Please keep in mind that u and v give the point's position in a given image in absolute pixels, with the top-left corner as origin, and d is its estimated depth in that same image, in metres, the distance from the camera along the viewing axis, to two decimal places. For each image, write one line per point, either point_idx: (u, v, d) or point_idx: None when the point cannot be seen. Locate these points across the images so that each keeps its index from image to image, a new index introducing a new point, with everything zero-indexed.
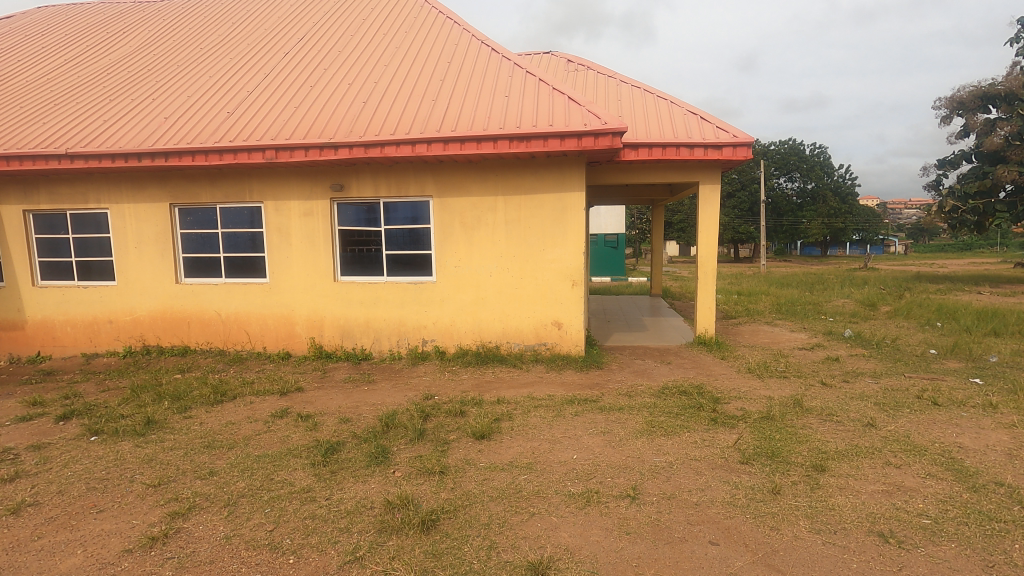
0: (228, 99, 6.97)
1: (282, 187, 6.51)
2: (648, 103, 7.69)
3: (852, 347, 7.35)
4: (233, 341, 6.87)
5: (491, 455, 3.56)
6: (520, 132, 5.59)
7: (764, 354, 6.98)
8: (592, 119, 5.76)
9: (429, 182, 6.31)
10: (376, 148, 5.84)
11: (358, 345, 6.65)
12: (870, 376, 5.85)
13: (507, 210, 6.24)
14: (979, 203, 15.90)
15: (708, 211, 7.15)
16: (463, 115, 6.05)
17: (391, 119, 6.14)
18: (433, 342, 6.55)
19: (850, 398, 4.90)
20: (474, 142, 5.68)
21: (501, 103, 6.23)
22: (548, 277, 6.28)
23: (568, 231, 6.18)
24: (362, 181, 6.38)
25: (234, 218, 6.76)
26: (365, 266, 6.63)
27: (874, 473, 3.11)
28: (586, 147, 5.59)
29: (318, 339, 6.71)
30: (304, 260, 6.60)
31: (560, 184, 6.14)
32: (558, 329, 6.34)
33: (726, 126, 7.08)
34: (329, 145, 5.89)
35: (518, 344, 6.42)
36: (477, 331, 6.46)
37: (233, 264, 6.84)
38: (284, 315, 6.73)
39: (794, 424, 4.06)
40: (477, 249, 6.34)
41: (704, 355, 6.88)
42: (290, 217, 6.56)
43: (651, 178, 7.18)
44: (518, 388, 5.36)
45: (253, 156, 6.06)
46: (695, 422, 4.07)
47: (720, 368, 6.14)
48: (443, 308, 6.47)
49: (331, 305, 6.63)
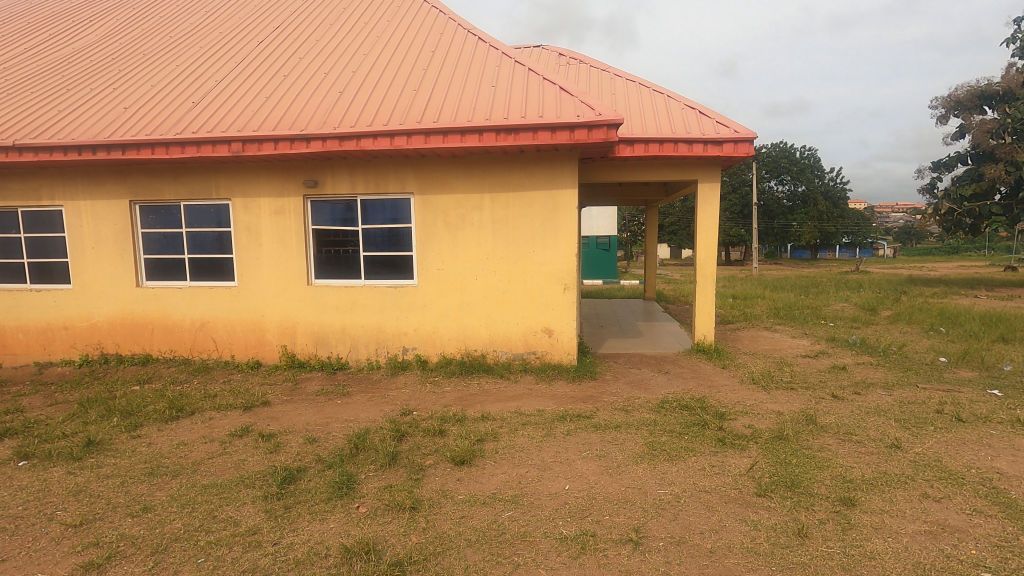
0: (194, 88, 6.48)
1: (251, 183, 6.04)
2: (643, 97, 7.29)
3: (857, 354, 7.00)
4: (199, 349, 6.36)
5: (471, 486, 3.11)
6: (507, 124, 5.16)
7: (767, 362, 6.60)
8: (584, 109, 5.33)
9: (410, 178, 5.85)
10: (352, 140, 5.40)
11: (334, 353, 6.18)
12: (881, 388, 5.47)
13: (494, 208, 5.81)
14: (974, 206, 15.72)
15: (707, 211, 6.76)
16: (446, 106, 5.61)
17: (368, 110, 5.68)
18: (414, 350, 6.09)
19: (865, 413, 4.50)
20: (458, 134, 5.26)
21: (487, 93, 5.78)
22: (538, 281, 5.84)
23: (560, 232, 5.76)
24: (337, 177, 5.92)
25: (200, 216, 6.26)
26: (341, 269, 6.17)
27: (911, 508, 2.70)
28: (579, 140, 5.17)
29: (290, 347, 6.23)
30: (275, 262, 6.13)
31: (551, 180, 5.71)
32: (549, 336, 5.90)
33: (726, 121, 6.69)
34: (301, 137, 5.44)
35: (505, 353, 5.98)
36: (461, 338, 6.01)
37: (199, 265, 6.35)
38: (253, 321, 6.24)
39: (811, 445, 3.66)
40: (461, 250, 5.89)
41: (703, 363, 6.48)
42: (260, 216, 6.08)
43: (648, 176, 6.79)
44: (504, 402, 4.91)
45: (218, 149, 5.59)
46: (701, 443, 3.66)
47: (722, 379, 5.74)
48: (425, 314, 6.01)
49: (304, 310, 6.15)
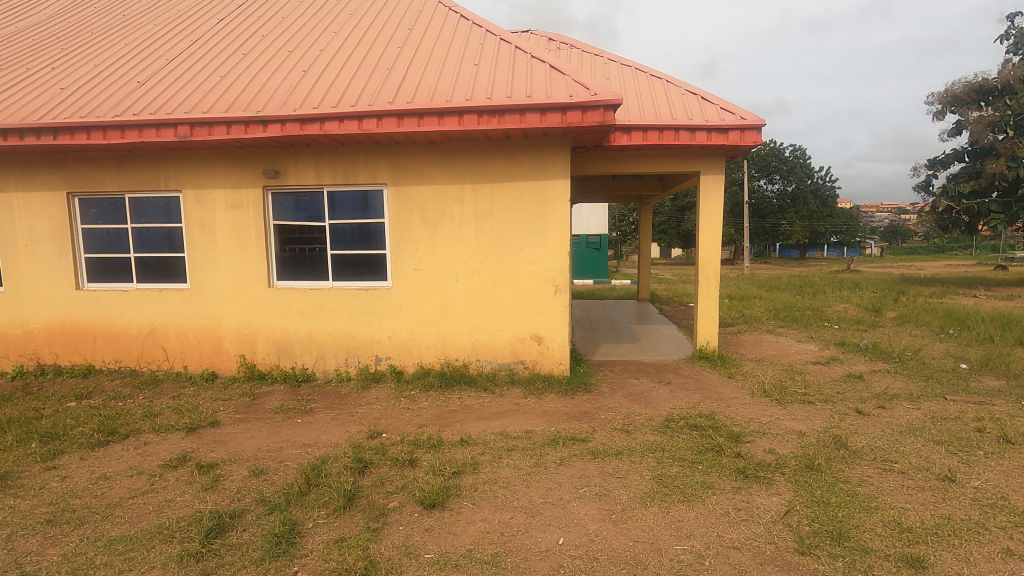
0: (141, 67, 5.79)
1: (204, 173, 5.38)
2: (640, 82, 6.72)
3: (871, 360, 6.47)
4: (147, 359, 5.68)
5: (442, 540, 2.51)
6: (490, 104, 4.55)
7: (775, 370, 6.07)
8: (578, 89, 4.73)
9: (382, 168, 5.22)
10: (315, 123, 4.77)
11: (298, 363, 5.54)
12: (906, 401, 4.93)
13: (476, 201, 5.20)
14: (973, 203, 15.33)
15: (711, 206, 6.20)
16: (422, 85, 4.98)
17: (333, 90, 5.04)
18: (388, 360, 5.46)
19: (898, 432, 3.96)
20: (435, 117, 4.65)
21: (468, 71, 5.16)
22: (526, 282, 5.24)
23: (550, 228, 5.17)
24: (301, 166, 5.28)
25: (147, 210, 5.59)
26: (306, 269, 5.53)
27: (996, 573, 2.15)
28: (572, 124, 4.57)
29: (249, 357, 5.57)
30: (232, 262, 5.48)
31: (541, 169, 5.10)
32: (538, 344, 5.30)
33: (731, 106, 6.13)
34: (258, 120, 4.80)
35: (490, 362, 5.37)
36: (441, 346, 5.39)
37: (147, 266, 5.67)
38: (209, 327, 5.58)
39: (847, 477, 3.10)
40: (440, 248, 5.28)
41: (707, 372, 5.91)
42: (214, 210, 5.42)
43: (646, 168, 6.22)
44: (488, 422, 4.31)
45: (163, 134, 4.92)
46: (719, 476, 3.09)
47: (730, 391, 5.17)
48: (400, 320, 5.38)
49: (265, 315, 5.50)
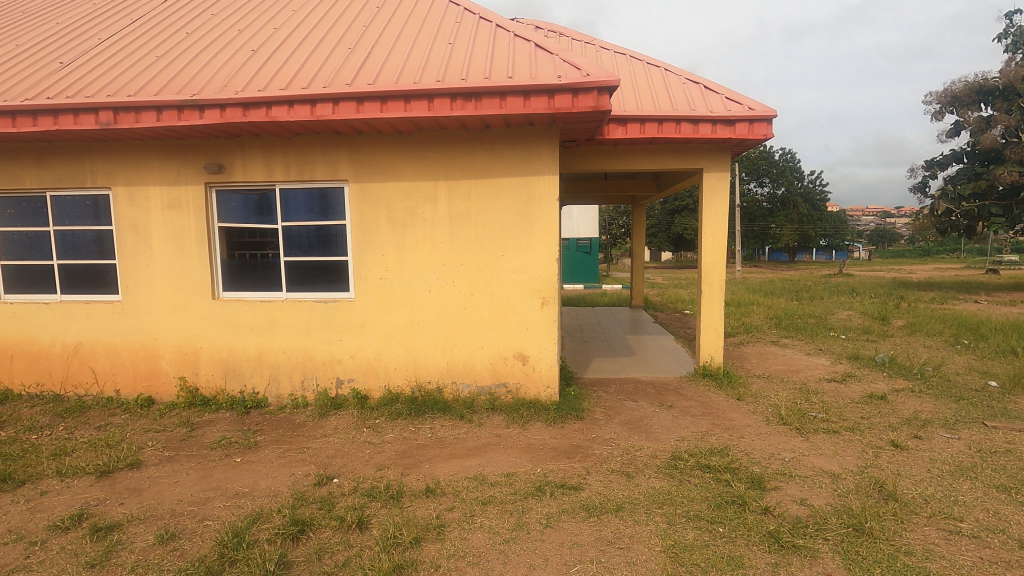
0: (69, 47, 5.06)
1: (137, 168, 4.66)
2: (636, 70, 6.09)
3: (891, 377, 5.86)
4: (74, 382, 4.93)
5: None
6: (465, 86, 3.88)
7: (787, 390, 5.44)
8: (567, 69, 4.06)
9: (342, 162, 4.53)
10: (260, 108, 4.07)
11: (248, 387, 4.82)
12: (942, 429, 4.31)
13: (451, 201, 4.54)
14: (973, 207, 14.88)
15: (715, 207, 5.57)
16: (387, 65, 4.29)
17: (284, 70, 4.34)
18: (351, 383, 4.76)
19: (949, 474, 3.33)
20: (400, 101, 3.97)
21: (441, 50, 4.47)
22: (508, 293, 4.57)
23: (536, 230, 4.51)
24: (249, 160, 4.59)
25: (72, 210, 4.85)
26: (257, 279, 4.84)
27: None
28: (560, 109, 3.91)
29: (191, 379, 4.84)
30: (171, 270, 4.75)
31: (525, 164, 4.44)
32: (523, 364, 4.62)
33: (738, 96, 5.51)
34: (193, 105, 4.09)
35: (467, 385, 4.69)
36: (411, 367, 4.70)
37: (73, 275, 4.93)
38: (144, 345, 4.85)
39: (910, 547, 2.46)
40: (410, 254, 4.60)
41: (713, 393, 5.26)
42: (149, 210, 4.70)
43: (643, 164, 5.58)
44: (463, 462, 3.64)
45: (82, 120, 4.20)
46: (750, 549, 2.44)
47: (742, 418, 4.52)
48: (364, 336, 4.69)
49: (209, 332, 4.79)
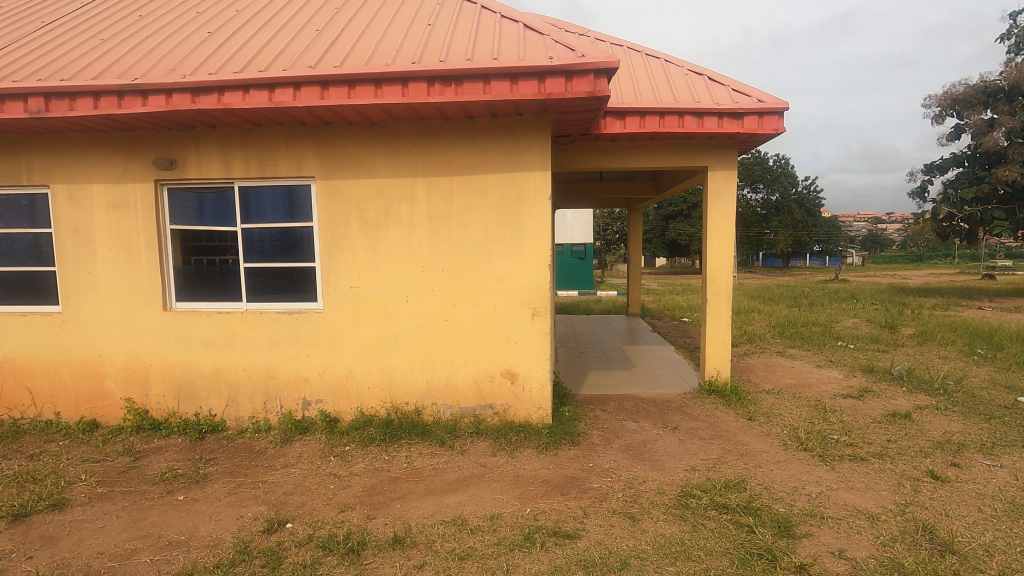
0: (8, 31, 4.55)
1: (79, 164, 4.15)
2: (634, 62, 5.65)
3: (911, 393, 5.41)
4: (8, 404, 4.39)
5: None
6: (443, 68, 3.41)
7: (801, 407, 4.98)
8: (560, 50, 3.60)
9: (308, 157, 4.05)
10: (212, 94, 3.58)
11: (203, 409, 4.31)
12: (980, 454, 3.86)
13: (430, 200, 4.06)
14: (976, 210, 14.56)
15: (721, 208, 5.12)
16: (357, 47, 3.81)
17: (241, 52, 3.85)
18: (319, 405, 4.25)
19: (1005, 514, 2.87)
20: (370, 85, 3.50)
21: (419, 32, 4.00)
22: (495, 304, 4.09)
23: (525, 233, 4.03)
24: (204, 155, 4.10)
25: (6, 211, 4.33)
26: (215, 287, 4.33)
27: None
28: (552, 95, 3.44)
29: (139, 400, 4.32)
30: (116, 278, 4.24)
31: (513, 159, 3.97)
32: (511, 382, 4.14)
33: (746, 88, 5.07)
34: (134, 90, 3.59)
35: (449, 406, 4.19)
36: (386, 387, 4.20)
37: (8, 283, 4.40)
38: (87, 362, 4.32)
39: None
40: (385, 260, 4.11)
41: (721, 412, 4.78)
42: (92, 211, 4.19)
43: (642, 162, 5.13)
44: (441, 500, 3.15)
45: (10, 108, 3.69)
46: None
47: (756, 442, 4.04)
48: (334, 352, 4.19)
49: (160, 347, 4.27)
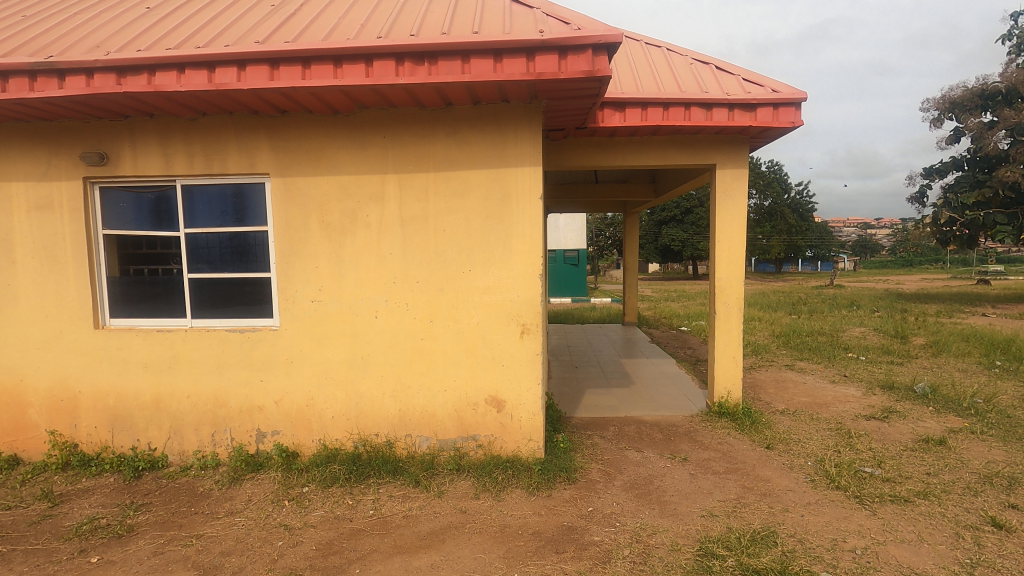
0: None
1: None
2: (633, 51, 5.16)
3: (939, 414, 4.91)
4: None
5: None
6: (414, 42, 2.88)
7: (822, 432, 4.47)
8: (551, 24, 3.08)
9: (260, 150, 3.50)
10: (142, 74, 3.03)
11: (142, 443, 3.73)
12: None
13: (402, 200, 3.52)
14: (978, 214, 14.14)
15: (731, 211, 4.62)
16: (316, 21, 3.27)
17: (180, 28, 3.29)
18: (275, 437, 3.69)
19: None
20: (329, 64, 2.96)
21: (389, 6, 3.46)
22: (478, 320, 3.55)
23: (512, 238, 3.50)
24: (140, 148, 3.54)
25: None
26: (156, 301, 3.77)
27: None
28: (542, 74, 2.92)
29: (67, 433, 3.73)
30: (40, 292, 3.66)
31: (497, 154, 3.44)
32: (497, 410, 3.59)
33: (758, 77, 4.56)
34: (48, 70, 3.03)
35: (425, 438, 3.64)
36: (353, 416, 3.64)
37: None
38: (6, 389, 3.73)
39: None
40: (351, 269, 3.56)
41: (735, 439, 4.25)
42: (10, 213, 3.62)
43: (643, 159, 4.62)
44: (409, 562, 2.59)
45: None
46: None
47: (779, 478, 3.51)
48: (292, 376, 3.63)
49: (91, 371, 3.69)
